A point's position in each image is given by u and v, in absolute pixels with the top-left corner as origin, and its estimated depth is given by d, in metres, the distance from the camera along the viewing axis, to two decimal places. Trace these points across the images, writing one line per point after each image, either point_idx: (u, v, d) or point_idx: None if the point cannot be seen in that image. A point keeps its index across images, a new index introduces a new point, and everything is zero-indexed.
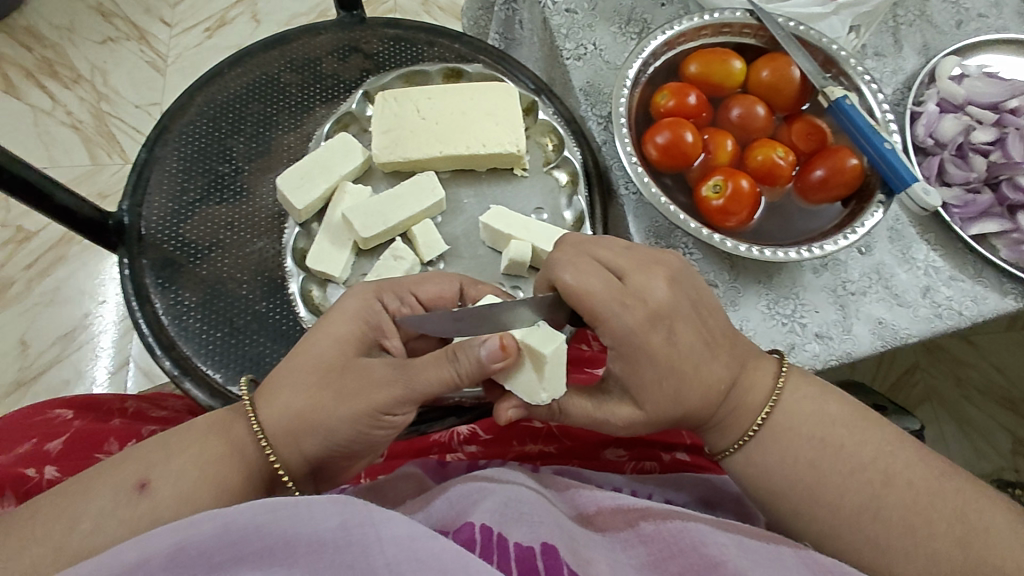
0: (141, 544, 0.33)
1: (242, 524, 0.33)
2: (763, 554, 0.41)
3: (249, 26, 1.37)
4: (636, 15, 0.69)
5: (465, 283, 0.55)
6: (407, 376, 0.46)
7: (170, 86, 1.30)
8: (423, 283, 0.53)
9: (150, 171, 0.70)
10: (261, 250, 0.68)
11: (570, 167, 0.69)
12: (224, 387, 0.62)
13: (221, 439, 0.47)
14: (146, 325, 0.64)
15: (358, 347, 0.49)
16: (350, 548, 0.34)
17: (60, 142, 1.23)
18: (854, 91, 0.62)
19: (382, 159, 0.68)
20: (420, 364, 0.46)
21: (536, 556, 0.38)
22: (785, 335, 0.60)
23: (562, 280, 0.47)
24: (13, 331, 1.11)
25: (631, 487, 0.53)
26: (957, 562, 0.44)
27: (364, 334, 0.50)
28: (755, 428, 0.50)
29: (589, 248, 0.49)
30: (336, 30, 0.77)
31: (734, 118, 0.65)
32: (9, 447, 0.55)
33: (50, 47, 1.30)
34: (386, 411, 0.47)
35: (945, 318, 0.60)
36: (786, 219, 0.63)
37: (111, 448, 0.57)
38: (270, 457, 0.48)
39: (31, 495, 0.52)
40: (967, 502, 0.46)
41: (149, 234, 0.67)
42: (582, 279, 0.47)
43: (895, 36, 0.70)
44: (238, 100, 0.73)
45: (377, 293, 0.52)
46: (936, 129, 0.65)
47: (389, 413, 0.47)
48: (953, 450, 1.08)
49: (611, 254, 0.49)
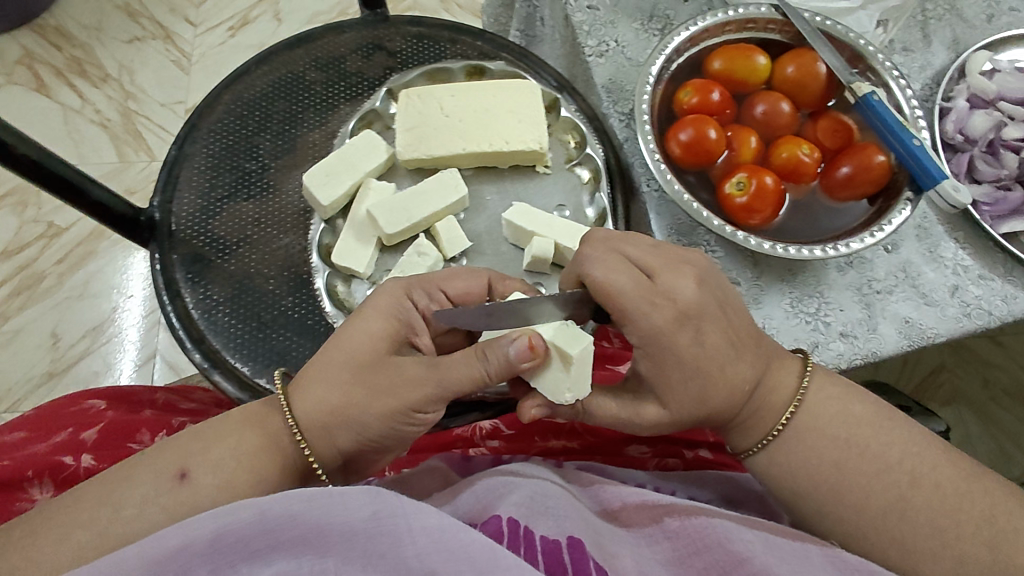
0: (185, 529, 0.34)
1: (279, 513, 0.34)
2: (790, 552, 0.40)
3: (271, 25, 1.38)
4: (659, 11, 0.69)
5: (493, 278, 0.56)
6: (439, 374, 0.47)
7: (194, 84, 1.32)
8: (451, 280, 0.54)
9: (180, 168, 0.71)
10: (287, 246, 0.69)
11: (593, 164, 0.69)
12: (252, 380, 0.64)
13: (256, 431, 0.48)
14: (177, 319, 0.66)
15: (389, 344, 0.49)
16: (382, 538, 0.34)
17: (89, 139, 1.26)
18: (882, 86, 0.61)
19: (406, 157, 0.69)
20: (451, 361, 0.47)
21: (562, 549, 0.39)
22: (809, 333, 0.60)
23: (591, 277, 0.48)
24: (45, 324, 1.14)
25: (654, 483, 0.53)
26: (987, 565, 0.43)
27: (396, 331, 0.50)
28: (780, 427, 0.50)
29: (618, 246, 0.50)
30: (360, 28, 0.78)
31: (758, 115, 0.64)
32: (47, 434, 0.57)
33: (79, 47, 1.33)
34: (417, 409, 0.48)
35: (973, 318, 0.59)
36: (811, 216, 0.62)
37: (144, 438, 0.58)
38: (304, 450, 0.49)
39: (70, 482, 0.55)
40: (997, 505, 0.45)
41: (179, 229, 0.69)
42: (610, 275, 0.47)
43: (923, 30, 0.69)
44: (265, 99, 0.75)
45: (408, 290, 0.52)
46: (966, 125, 0.64)
47: (420, 410, 0.48)
48: (978, 451, 1.06)
49: (640, 253, 0.49)
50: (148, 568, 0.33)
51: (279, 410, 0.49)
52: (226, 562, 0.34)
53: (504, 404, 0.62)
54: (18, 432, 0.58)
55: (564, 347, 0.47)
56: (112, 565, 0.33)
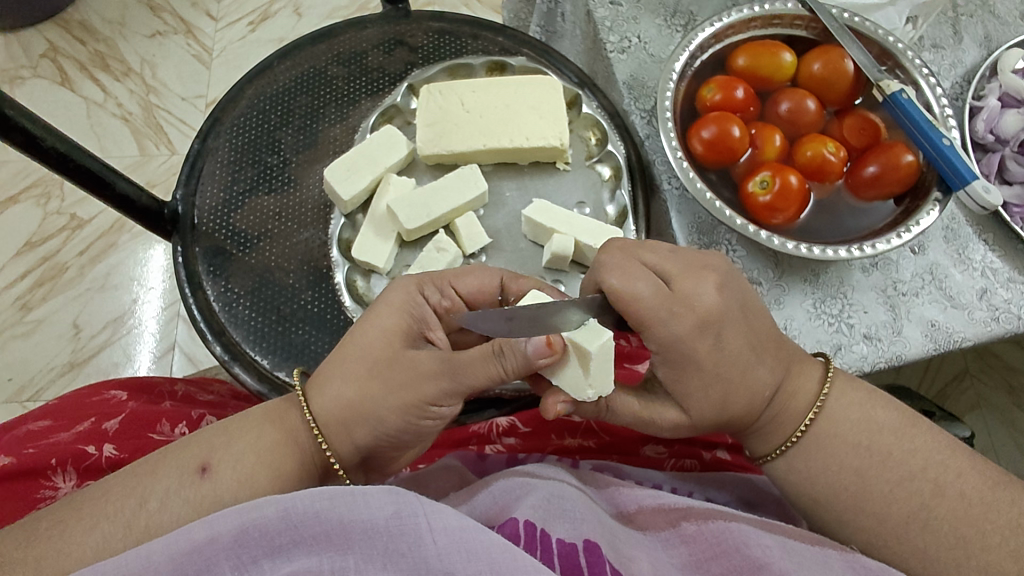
0: (210, 524, 0.34)
1: (303, 510, 0.34)
2: (811, 558, 0.40)
3: (291, 20, 1.39)
4: (682, 7, 0.68)
5: (506, 278, 0.54)
6: (453, 366, 0.46)
7: (215, 79, 1.33)
8: (464, 276, 0.53)
9: (203, 162, 0.72)
10: (308, 240, 0.70)
11: (613, 161, 0.69)
12: (272, 372, 0.64)
13: (276, 426, 0.49)
14: (198, 311, 0.66)
15: (404, 339, 0.49)
16: (404, 537, 0.34)
17: (111, 133, 1.27)
18: (911, 84, 0.60)
19: (426, 152, 0.69)
20: (466, 356, 0.46)
21: (578, 553, 0.38)
22: (831, 335, 0.59)
23: (608, 284, 0.47)
24: (67, 314, 1.16)
25: (671, 484, 0.53)
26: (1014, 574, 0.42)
27: (409, 326, 0.50)
28: (806, 424, 0.49)
29: (636, 251, 0.49)
30: (381, 24, 0.78)
31: (783, 113, 0.63)
32: (70, 425, 0.58)
33: (103, 41, 1.34)
34: (432, 402, 0.47)
35: (1002, 321, 0.58)
36: (834, 217, 0.61)
37: (164, 428, 0.59)
38: (323, 449, 0.49)
39: (93, 472, 0.55)
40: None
41: (202, 223, 0.69)
42: (627, 282, 0.46)
43: (954, 27, 0.68)
44: (288, 93, 0.75)
45: (420, 285, 0.52)
46: (998, 124, 0.62)
47: (434, 404, 0.48)
48: (1003, 457, 1.05)
49: (656, 258, 0.48)
50: (174, 561, 0.33)
51: (298, 406, 0.50)
52: (249, 558, 0.34)
53: (521, 402, 0.63)
54: (42, 421, 0.59)
55: (582, 345, 0.45)
56: (140, 559, 0.34)
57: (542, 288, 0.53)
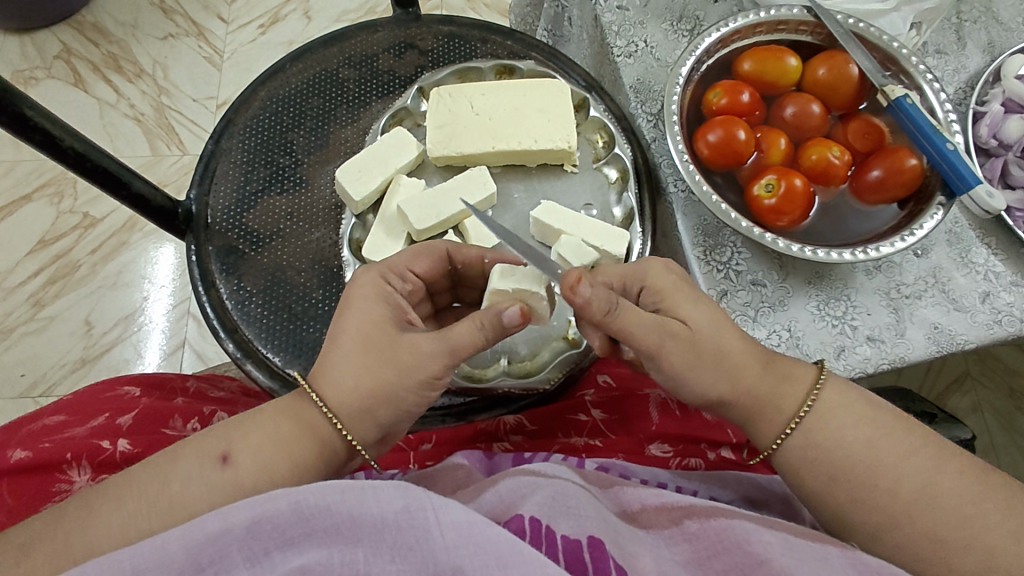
0: (224, 515, 0.35)
1: (315, 503, 0.36)
2: (811, 553, 0.40)
3: (300, 23, 1.40)
4: (688, 12, 0.69)
5: (449, 248, 0.59)
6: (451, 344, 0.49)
7: (226, 80, 1.35)
8: (417, 259, 0.57)
9: (216, 162, 0.73)
10: (318, 240, 0.71)
11: (620, 163, 0.70)
12: (282, 370, 0.65)
13: (279, 405, 0.49)
14: (211, 309, 0.67)
15: (394, 325, 0.51)
16: (412, 530, 0.35)
17: (123, 134, 1.29)
18: (915, 90, 0.61)
19: (435, 154, 0.69)
20: (456, 327, 0.49)
21: (582, 549, 0.39)
22: (835, 337, 0.59)
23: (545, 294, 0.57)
24: (78, 312, 1.17)
25: (676, 482, 0.53)
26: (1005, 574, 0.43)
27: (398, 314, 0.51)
28: (814, 395, 0.49)
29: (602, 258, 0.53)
30: (392, 27, 0.79)
31: (788, 117, 0.64)
32: (83, 420, 0.59)
33: (115, 43, 1.36)
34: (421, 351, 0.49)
35: (1005, 325, 0.59)
36: (839, 220, 0.62)
37: (177, 423, 0.60)
38: (343, 434, 0.49)
39: (107, 466, 0.56)
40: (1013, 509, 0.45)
41: (215, 223, 0.71)
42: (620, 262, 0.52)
43: (958, 33, 0.69)
44: (299, 95, 0.76)
45: (387, 275, 0.55)
46: (1001, 129, 0.62)
47: (419, 352, 0.49)
48: (1003, 461, 1.05)
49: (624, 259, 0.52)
50: (187, 552, 0.34)
51: (313, 401, 0.49)
52: (261, 550, 0.35)
53: (528, 399, 0.65)
54: (57, 416, 0.60)
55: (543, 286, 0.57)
56: (154, 549, 0.35)
57: (501, 259, 0.61)
